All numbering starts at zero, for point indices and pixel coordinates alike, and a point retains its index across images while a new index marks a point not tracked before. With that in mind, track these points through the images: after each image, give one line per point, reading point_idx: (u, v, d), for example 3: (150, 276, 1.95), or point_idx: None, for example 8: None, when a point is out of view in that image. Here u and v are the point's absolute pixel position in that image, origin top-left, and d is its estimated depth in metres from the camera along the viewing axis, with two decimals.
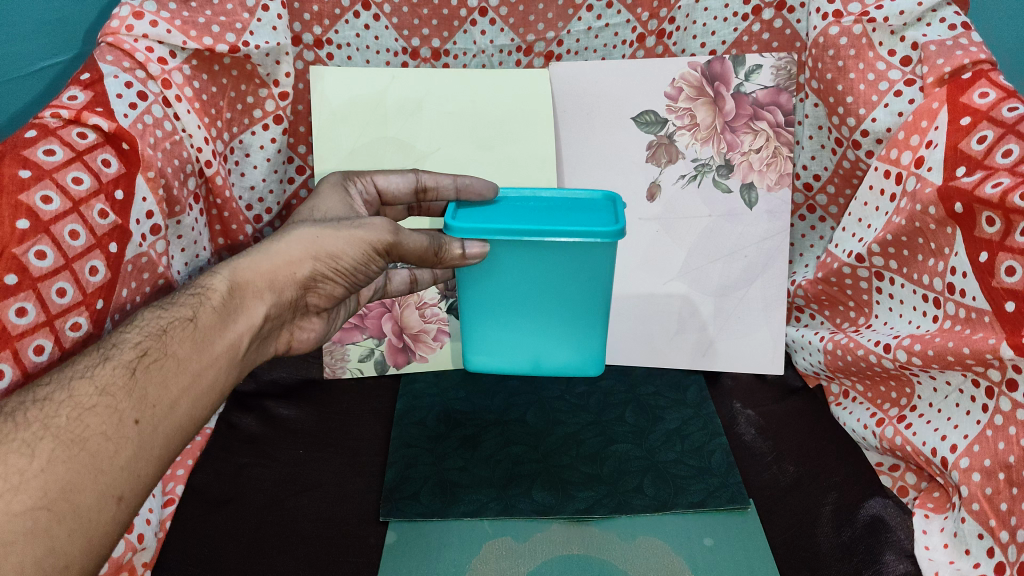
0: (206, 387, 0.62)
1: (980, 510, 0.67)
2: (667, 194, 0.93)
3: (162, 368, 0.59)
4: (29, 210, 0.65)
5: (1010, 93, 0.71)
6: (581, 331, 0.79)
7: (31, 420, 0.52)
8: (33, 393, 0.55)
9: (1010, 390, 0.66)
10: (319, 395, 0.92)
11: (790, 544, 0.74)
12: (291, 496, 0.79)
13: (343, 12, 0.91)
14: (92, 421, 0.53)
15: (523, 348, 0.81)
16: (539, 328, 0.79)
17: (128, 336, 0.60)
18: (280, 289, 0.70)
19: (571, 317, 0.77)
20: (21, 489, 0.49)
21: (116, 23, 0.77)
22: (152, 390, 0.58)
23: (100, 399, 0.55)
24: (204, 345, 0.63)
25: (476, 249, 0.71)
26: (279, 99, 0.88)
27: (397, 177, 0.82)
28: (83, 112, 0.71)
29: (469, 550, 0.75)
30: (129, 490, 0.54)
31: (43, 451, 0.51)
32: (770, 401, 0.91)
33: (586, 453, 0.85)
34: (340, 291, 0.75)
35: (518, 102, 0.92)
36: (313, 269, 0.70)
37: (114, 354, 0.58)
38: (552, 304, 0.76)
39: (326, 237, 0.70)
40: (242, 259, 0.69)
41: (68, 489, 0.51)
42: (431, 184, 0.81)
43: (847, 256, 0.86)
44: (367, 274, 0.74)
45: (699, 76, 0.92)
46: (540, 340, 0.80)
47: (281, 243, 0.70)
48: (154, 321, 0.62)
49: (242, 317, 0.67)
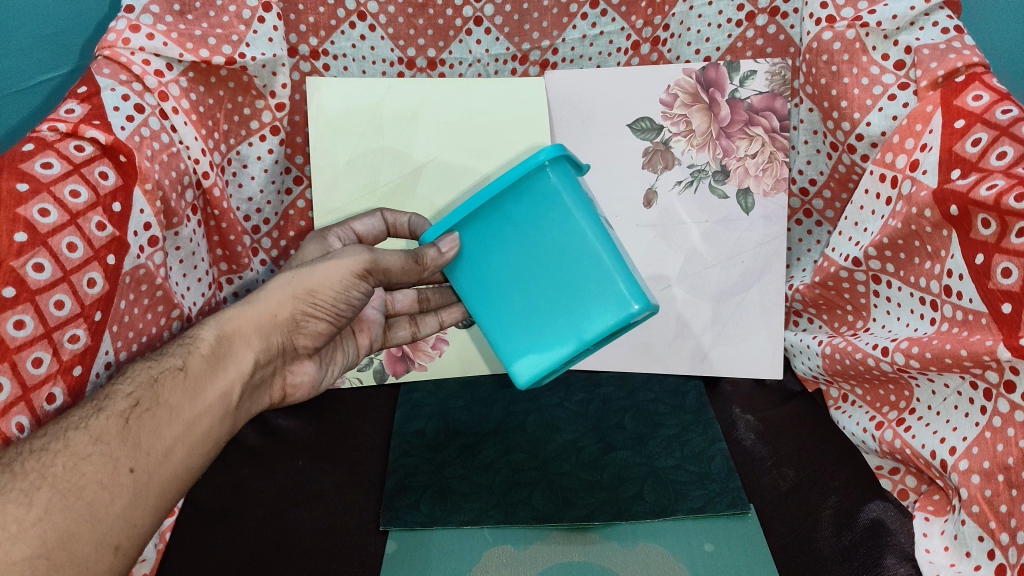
0: (198, 437, 0.64)
1: (980, 512, 0.67)
2: (664, 200, 0.94)
3: (155, 417, 0.61)
4: (26, 222, 0.65)
5: (1003, 96, 0.71)
6: (592, 280, 0.68)
7: (27, 471, 0.54)
8: (30, 444, 0.57)
9: (1009, 391, 0.66)
10: (318, 405, 0.92)
11: (790, 549, 0.74)
12: (291, 506, 0.79)
13: (339, 23, 0.92)
14: (87, 469, 0.55)
15: (549, 332, 0.71)
16: (546, 297, 0.70)
17: (120, 388, 0.62)
18: (267, 335, 0.71)
19: (573, 269, 0.68)
20: (19, 537, 0.50)
21: (113, 36, 0.78)
22: (145, 438, 0.59)
23: (95, 448, 0.57)
24: (195, 393, 0.64)
25: (449, 243, 0.69)
26: (276, 109, 0.89)
27: (364, 220, 0.87)
28: (80, 125, 0.72)
29: (469, 558, 0.75)
30: (126, 539, 0.56)
31: (41, 500, 0.52)
32: (770, 406, 0.91)
33: (585, 460, 0.85)
34: (328, 329, 0.75)
35: (514, 111, 0.92)
36: (295, 310, 0.71)
37: (107, 405, 0.60)
38: (546, 261, 0.69)
39: (304, 274, 0.71)
40: (229, 309, 0.71)
41: (66, 538, 0.52)
42: (392, 223, 0.86)
43: (844, 260, 0.86)
44: (352, 307, 0.74)
45: (694, 83, 0.92)
46: (567, 315, 0.70)
47: (264, 290, 0.71)
48: (145, 372, 0.64)
49: (230, 365, 0.68)
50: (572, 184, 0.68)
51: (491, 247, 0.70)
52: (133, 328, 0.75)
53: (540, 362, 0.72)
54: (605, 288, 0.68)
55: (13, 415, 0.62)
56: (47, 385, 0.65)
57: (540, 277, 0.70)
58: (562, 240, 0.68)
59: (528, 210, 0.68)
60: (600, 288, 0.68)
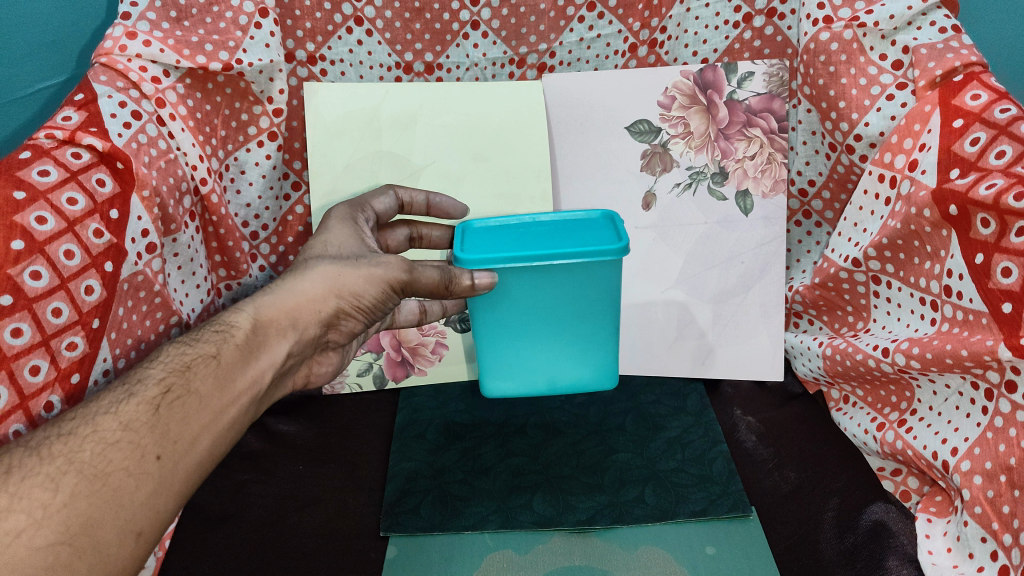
0: (227, 426, 0.60)
1: (982, 513, 0.66)
2: (663, 203, 0.94)
3: (185, 405, 0.57)
4: (23, 230, 0.65)
5: (1001, 95, 0.71)
6: (593, 351, 0.82)
7: (55, 454, 0.51)
8: (58, 428, 0.54)
9: (1010, 391, 0.66)
10: (318, 411, 0.92)
11: (792, 551, 0.73)
12: (291, 512, 0.78)
13: (336, 28, 0.92)
14: (115, 456, 0.52)
15: (535, 372, 0.83)
16: (552, 350, 0.81)
17: (152, 372, 0.59)
18: (303, 327, 0.69)
19: (579, 337, 0.81)
20: (43, 524, 0.47)
21: (110, 43, 0.78)
22: (174, 426, 0.56)
23: (123, 434, 0.53)
24: (226, 381, 0.61)
25: (484, 277, 0.72)
26: (273, 115, 0.89)
27: (381, 198, 0.85)
28: (77, 132, 0.72)
29: (469, 564, 0.74)
30: (149, 525, 0.52)
31: (66, 486, 0.49)
32: (770, 408, 0.90)
33: (585, 464, 0.84)
34: (360, 326, 0.76)
35: (511, 114, 0.92)
36: (335, 307, 0.70)
37: (138, 390, 0.57)
38: (564, 321, 0.79)
39: (347, 274, 0.70)
40: (266, 296, 0.68)
41: (90, 525, 0.49)
42: (410, 201, 0.87)
43: (843, 260, 0.86)
44: (384, 309, 0.75)
45: (692, 84, 0.92)
46: (557, 363, 0.83)
47: (305, 280, 0.69)
48: (178, 357, 0.61)
49: (264, 355, 0.65)
50: (614, 275, 0.76)
51: (523, 293, 0.76)
52: (132, 334, 0.75)
53: (516, 386, 0.85)
54: (601, 354, 0.83)
55: (10, 422, 0.61)
56: (44, 394, 0.64)
57: (557, 328, 0.80)
58: (581, 311, 0.78)
59: (567, 280, 0.75)
60: (598, 351, 0.82)
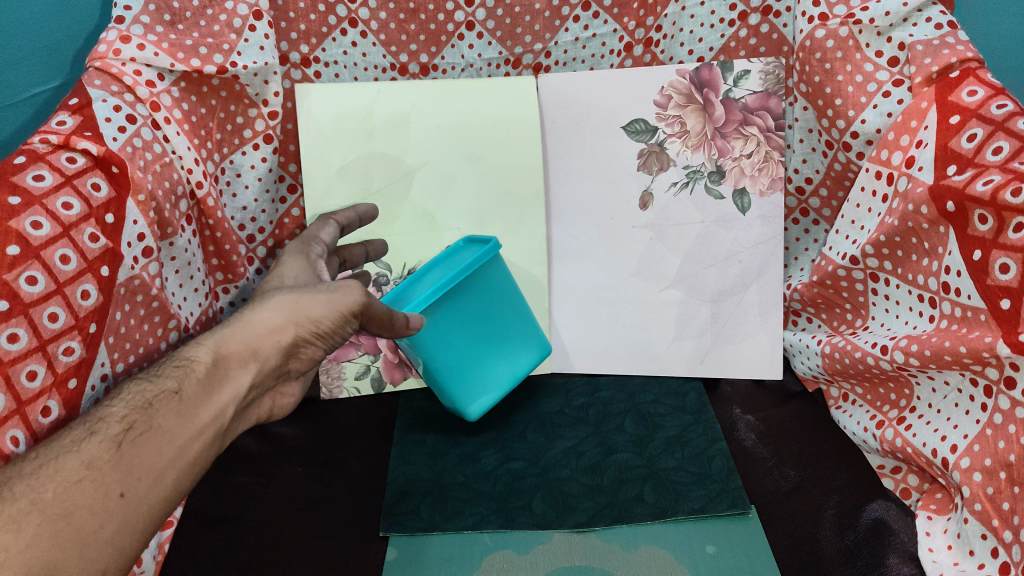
0: (194, 460, 0.61)
1: (982, 510, 0.66)
2: (661, 202, 0.93)
3: (148, 442, 0.58)
4: (19, 236, 0.65)
5: (998, 91, 0.71)
6: (529, 338, 0.89)
7: (19, 494, 0.52)
8: (24, 465, 0.55)
9: (1009, 387, 0.66)
10: (316, 413, 0.91)
11: (793, 549, 0.74)
12: (292, 515, 0.78)
13: (330, 30, 0.92)
14: (76, 496, 0.53)
15: (496, 378, 0.87)
16: (502, 355, 0.87)
17: (115, 409, 0.59)
18: (265, 357, 0.68)
19: (523, 339, 0.89)
20: (8, 565, 0.49)
21: (103, 47, 0.78)
22: (137, 463, 0.57)
23: (85, 474, 0.54)
24: (190, 416, 0.62)
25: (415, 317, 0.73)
26: (269, 117, 0.89)
27: (326, 229, 0.85)
28: (72, 136, 0.71)
29: (470, 564, 0.75)
30: (113, 563, 0.54)
31: (29, 526, 0.51)
32: (771, 406, 0.90)
33: (585, 464, 0.84)
34: (323, 353, 0.74)
35: (508, 114, 0.92)
36: (295, 336, 0.69)
37: (101, 428, 0.58)
38: (497, 320, 0.86)
39: (305, 303, 0.69)
40: (228, 327, 0.68)
41: (53, 565, 0.51)
42: (347, 223, 0.88)
43: (841, 258, 0.86)
44: (346, 337, 0.73)
45: (688, 84, 0.93)
46: (507, 361, 0.88)
47: (263, 310, 0.69)
48: (141, 393, 0.61)
49: (226, 387, 0.65)
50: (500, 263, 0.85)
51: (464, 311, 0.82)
52: (129, 338, 0.75)
53: (488, 395, 0.88)
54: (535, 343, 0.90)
55: (9, 428, 0.61)
56: (42, 399, 0.64)
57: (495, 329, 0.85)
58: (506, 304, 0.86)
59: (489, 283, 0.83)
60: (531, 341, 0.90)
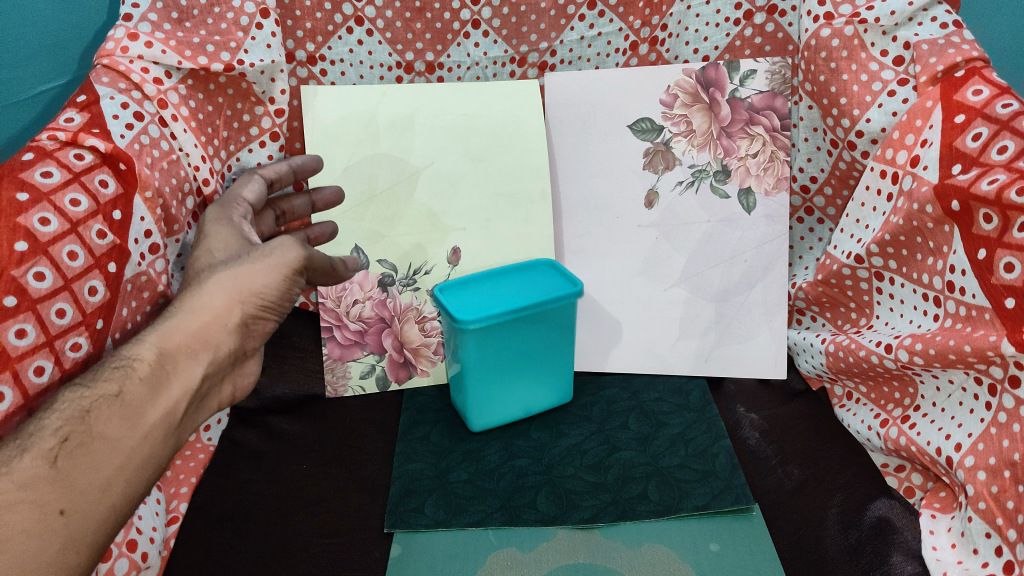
0: (141, 463, 0.60)
1: (987, 509, 0.66)
2: (666, 201, 0.93)
3: (88, 452, 0.56)
4: (27, 232, 0.65)
5: (1004, 90, 0.70)
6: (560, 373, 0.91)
7: None
8: None
9: (1013, 386, 0.66)
10: (321, 411, 0.92)
11: (796, 548, 0.73)
12: (297, 511, 0.78)
13: (336, 28, 0.92)
14: (13, 519, 0.51)
15: (512, 401, 0.90)
16: (531, 383, 0.90)
17: (47, 422, 0.56)
18: (211, 344, 0.67)
19: (547, 377, 0.91)
20: None
21: (112, 45, 0.78)
22: (78, 476, 0.55)
23: (21, 495, 0.52)
24: (133, 418, 0.60)
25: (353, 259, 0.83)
26: (275, 115, 0.90)
27: (249, 186, 0.83)
28: (80, 134, 0.72)
29: (473, 562, 0.73)
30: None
31: None
32: (774, 404, 0.91)
33: (588, 462, 0.84)
34: (270, 326, 0.74)
35: (513, 113, 0.92)
36: (240, 314, 0.68)
37: (34, 443, 0.55)
38: (542, 351, 0.88)
39: (244, 275, 0.68)
40: (167, 321, 0.66)
41: None
42: (276, 176, 0.86)
43: (846, 257, 0.86)
44: (290, 303, 0.73)
45: (694, 83, 0.92)
46: (530, 390, 0.90)
47: (203, 293, 0.67)
48: (77, 400, 0.58)
49: (171, 382, 0.63)
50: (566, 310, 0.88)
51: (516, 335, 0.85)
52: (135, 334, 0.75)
53: (496, 415, 0.90)
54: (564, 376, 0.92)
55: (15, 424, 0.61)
56: (49, 394, 0.64)
57: (536, 357, 0.88)
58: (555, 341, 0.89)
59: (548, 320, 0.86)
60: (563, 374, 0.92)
